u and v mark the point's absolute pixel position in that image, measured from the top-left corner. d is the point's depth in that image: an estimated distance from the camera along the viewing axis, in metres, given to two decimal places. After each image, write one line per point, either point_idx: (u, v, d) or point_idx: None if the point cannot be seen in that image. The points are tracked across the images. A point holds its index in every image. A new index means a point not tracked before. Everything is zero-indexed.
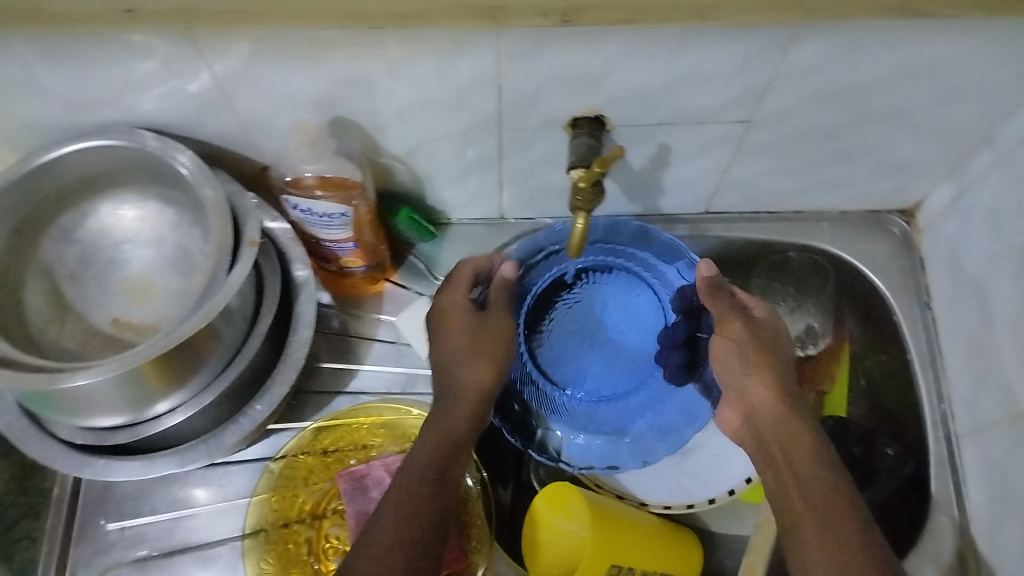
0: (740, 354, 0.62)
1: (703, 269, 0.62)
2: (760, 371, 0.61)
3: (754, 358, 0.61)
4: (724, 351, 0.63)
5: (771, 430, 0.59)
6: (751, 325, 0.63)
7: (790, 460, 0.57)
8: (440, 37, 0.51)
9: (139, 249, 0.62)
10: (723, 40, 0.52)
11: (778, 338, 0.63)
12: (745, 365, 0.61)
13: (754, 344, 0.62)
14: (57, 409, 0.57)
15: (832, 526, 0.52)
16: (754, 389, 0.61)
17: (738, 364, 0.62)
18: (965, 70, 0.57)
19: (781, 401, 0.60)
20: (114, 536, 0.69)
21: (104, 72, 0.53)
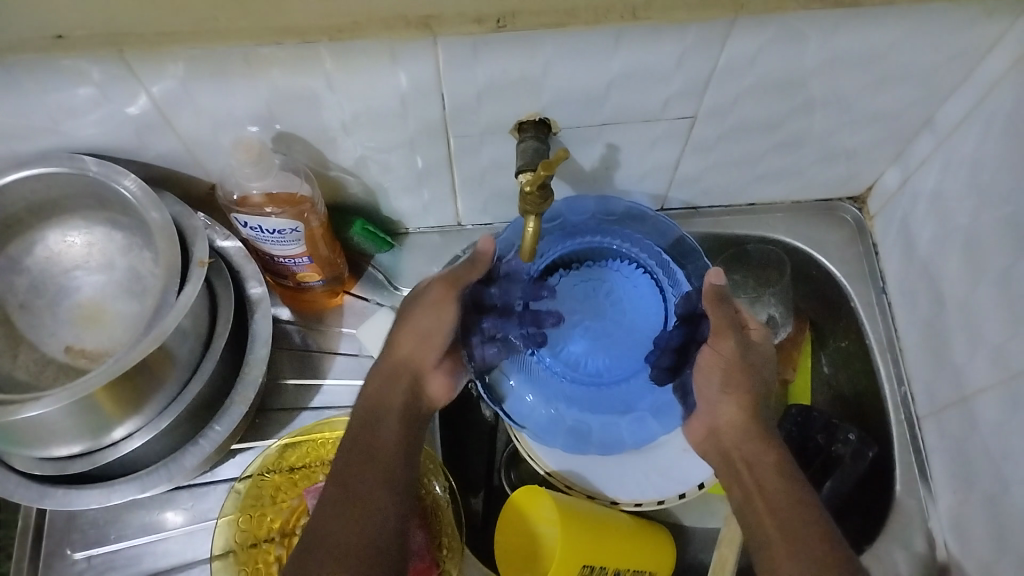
0: (722, 371, 0.63)
1: (715, 277, 0.63)
2: (738, 390, 0.63)
3: (733, 372, 0.63)
4: (710, 366, 0.64)
5: (737, 447, 0.62)
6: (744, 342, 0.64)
7: (757, 478, 0.59)
8: (376, 48, 0.51)
9: (89, 275, 0.62)
10: (657, 38, 0.53)
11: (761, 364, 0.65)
12: (723, 384, 0.63)
13: (741, 360, 0.63)
14: (11, 441, 0.56)
15: (800, 546, 0.54)
16: (726, 407, 0.63)
17: (717, 382, 0.64)
18: (900, 57, 0.57)
19: (753, 416, 0.62)
20: (81, 565, 0.68)
21: (39, 100, 0.53)
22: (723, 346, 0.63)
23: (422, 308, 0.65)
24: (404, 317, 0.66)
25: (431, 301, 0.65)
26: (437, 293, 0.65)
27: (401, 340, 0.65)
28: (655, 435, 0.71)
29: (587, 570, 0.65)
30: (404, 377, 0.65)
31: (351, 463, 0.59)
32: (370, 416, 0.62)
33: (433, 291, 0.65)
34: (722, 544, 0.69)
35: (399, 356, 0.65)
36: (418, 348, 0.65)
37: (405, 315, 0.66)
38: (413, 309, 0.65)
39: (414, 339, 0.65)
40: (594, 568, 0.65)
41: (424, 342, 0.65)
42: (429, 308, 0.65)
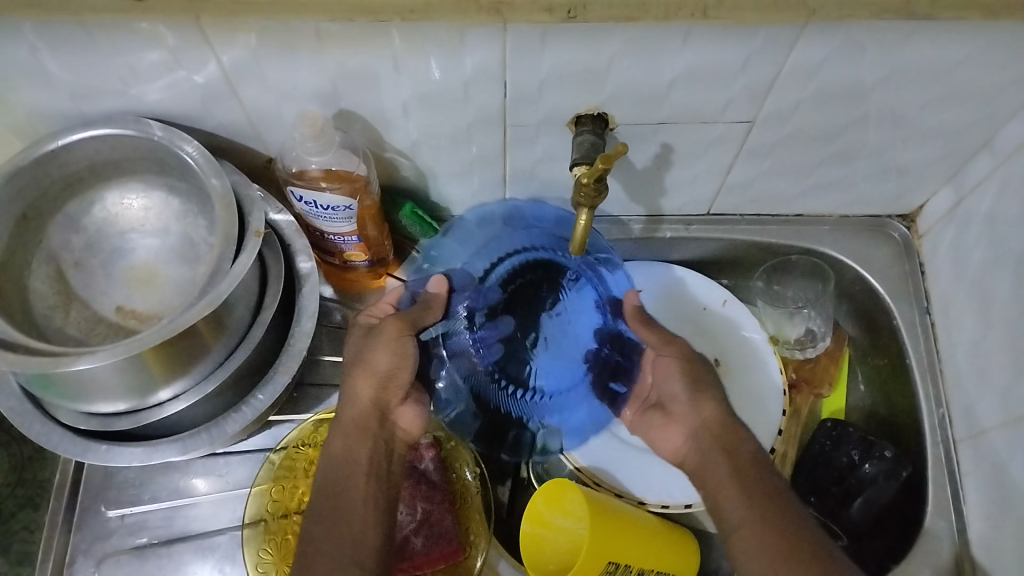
0: (682, 375, 0.67)
1: (631, 299, 0.70)
2: (705, 388, 0.66)
3: (688, 370, 0.67)
4: (669, 370, 0.67)
5: (716, 441, 0.63)
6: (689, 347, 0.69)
7: (738, 467, 0.61)
8: (445, 30, 0.52)
9: (144, 238, 0.63)
10: (725, 39, 0.53)
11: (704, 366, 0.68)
12: (689, 386, 0.66)
13: (691, 358, 0.68)
14: (61, 394, 0.57)
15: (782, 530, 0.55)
16: (703, 407, 0.65)
17: (682, 385, 0.66)
18: (967, 74, 0.57)
19: (727, 414, 0.65)
20: (115, 523, 0.69)
21: (113, 61, 0.54)
22: (674, 350, 0.68)
23: (380, 348, 0.64)
24: (360, 362, 0.65)
25: (387, 339, 0.65)
26: (391, 330, 0.65)
27: (360, 389, 0.64)
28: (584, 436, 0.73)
29: (613, 566, 0.65)
30: (369, 424, 0.64)
31: (327, 500, 0.61)
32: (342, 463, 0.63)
33: (389, 332, 0.65)
34: None
35: (361, 405, 0.64)
36: (380, 391, 0.65)
37: (364, 362, 0.65)
38: (371, 351, 0.64)
39: (375, 383, 0.64)
40: (620, 564, 0.65)
41: (386, 383, 0.64)
42: (387, 349, 0.64)
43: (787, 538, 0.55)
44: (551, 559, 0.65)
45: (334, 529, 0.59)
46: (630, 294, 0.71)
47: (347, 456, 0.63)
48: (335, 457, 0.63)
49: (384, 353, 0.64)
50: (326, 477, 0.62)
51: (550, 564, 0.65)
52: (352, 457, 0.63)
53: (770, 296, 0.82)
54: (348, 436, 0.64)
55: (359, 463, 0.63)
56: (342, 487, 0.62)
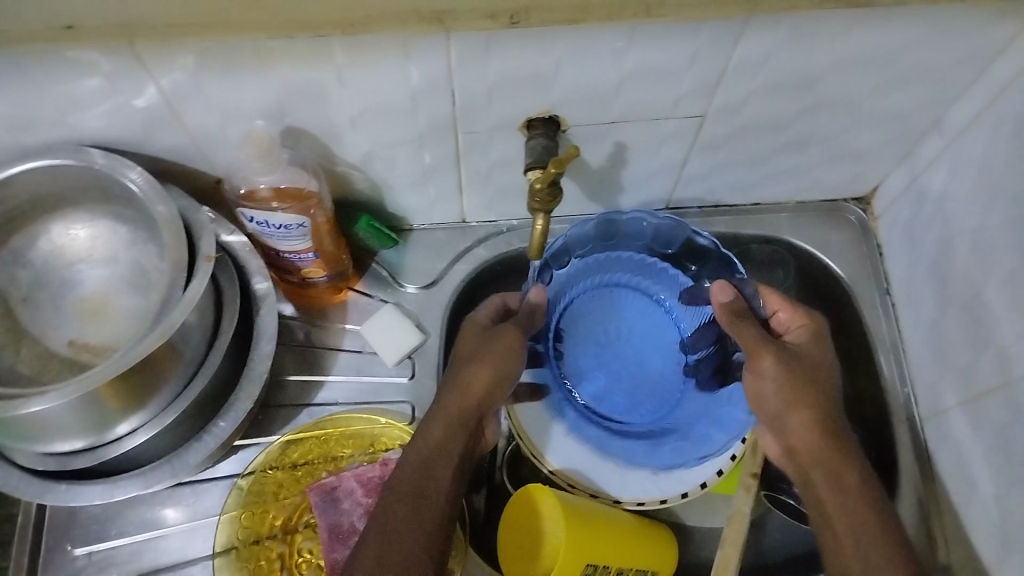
0: (778, 387, 0.62)
1: (720, 295, 0.68)
2: (804, 396, 0.61)
3: (794, 365, 0.62)
4: (762, 381, 0.63)
5: (811, 464, 0.61)
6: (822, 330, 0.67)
7: (831, 490, 0.60)
8: (388, 42, 0.51)
9: (93, 269, 0.61)
10: (670, 36, 0.52)
11: (815, 366, 0.63)
12: (783, 399, 0.61)
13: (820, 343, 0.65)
14: (14, 436, 0.56)
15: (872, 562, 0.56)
16: (793, 422, 0.61)
17: (776, 396, 0.62)
18: (911, 59, 0.57)
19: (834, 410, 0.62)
20: (82, 562, 0.67)
21: (48, 91, 0.52)
22: (770, 366, 0.62)
23: (501, 350, 0.63)
24: (480, 355, 0.63)
25: (507, 343, 0.64)
26: (511, 336, 0.64)
27: (478, 379, 0.62)
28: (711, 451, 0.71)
29: (591, 568, 0.65)
30: (467, 421, 0.61)
31: (410, 492, 0.57)
32: (430, 456, 0.59)
33: (506, 338, 0.64)
34: (725, 544, 0.67)
35: (470, 398, 0.61)
36: (488, 392, 0.62)
37: (488, 356, 0.63)
38: (486, 350, 0.63)
39: (488, 382, 0.62)
40: (597, 566, 0.65)
41: (496, 385, 0.62)
42: (508, 353, 0.63)
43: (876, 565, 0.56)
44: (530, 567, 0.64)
45: (397, 520, 0.56)
46: (718, 288, 0.68)
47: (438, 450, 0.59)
48: (429, 445, 0.60)
49: (501, 355, 0.63)
50: (415, 460, 0.59)
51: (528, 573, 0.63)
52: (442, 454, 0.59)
53: None
54: (446, 428, 0.60)
55: (447, 460, 0.59)
56: (425, 480, 0.58)
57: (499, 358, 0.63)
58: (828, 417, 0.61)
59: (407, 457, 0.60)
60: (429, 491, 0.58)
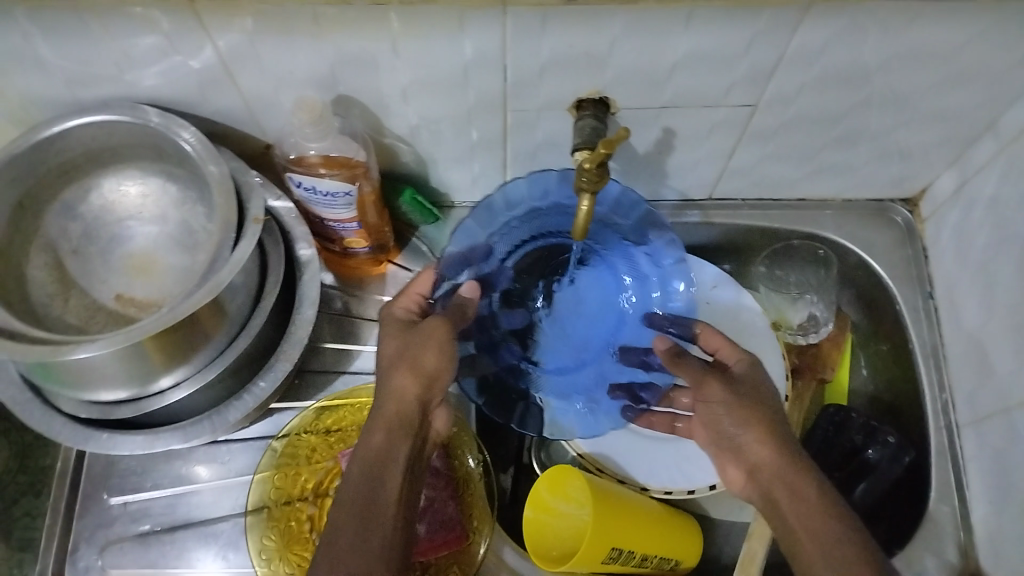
0: (725, 411, 0.60)
1: (660, 345, 0.66)
2: (753, 407, 0.60)
3: (740, 394, 0.61)
4: (712, 408, 0.61)
5: (775, 479, 0.58)
6: (730, 381, 0.62)
7: (786, 485, 0.57)
8: (444, 14, 0.51)
9: (143, 225, 0.63)
10: (726, 22, 0.52)
11: (760, 386, 0.61)
12: (736, 421, 0.60)
13: (722, 407, 0.61)
14: (62, 382, 0.57)
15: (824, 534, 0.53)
16: (751, 448, 0.59)
17: (729, 421, 0.60)
18: (970, 57, 0.56)
19: (781, 444, 0.58)
20: (117, 511, 0.69)
21: (109, 47, 0.53)
22: (711, 391, 0.62)
23: (427, 343, 0.60)
24: (405, 355, 0.60)
25: (436, 339, 0.61)
26: (437, 328, 0.61)
27: (406, 383, 0.59)
28: (569, 427, 0.68)
29: (616, 552, 0.65)
30: (410, 425, 0.59)
31: (359, 496, 0.55)
32: (374, 460, 0.57)
33: (435, 330, 0.61)
34: (750, 538, 0.68)
35: (406, 402, 0.59)
36: (425, 392, 0.59)
37: (410, 355, 0.60)
38: (417, 346, 0.60)
39: (422, 381, 0.59)
40: (623, 551, 0.65)
41: (431, 383, 0.60)
42: (435, 348, 0.60)
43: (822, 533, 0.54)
44: (553, 546, 0.65)
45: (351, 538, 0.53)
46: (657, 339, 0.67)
47: (386, 457, 0.57)
48: (370, 454, 0.57)
49: (433, 349, 0.60)
50: (357, 474, 0.56)
51: (552, 551, 0.65)
52: (382, 457, 0.57)
53: (771, 281, 0.82)
54: (387, 433, 0.58)
55: (394, 465, 0.57)
56: (373, 487, 0.56)
57: (427, 356, 0.60)
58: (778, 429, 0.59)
59: (350, 474, 0.56)
60: (377, 502, 0.55)
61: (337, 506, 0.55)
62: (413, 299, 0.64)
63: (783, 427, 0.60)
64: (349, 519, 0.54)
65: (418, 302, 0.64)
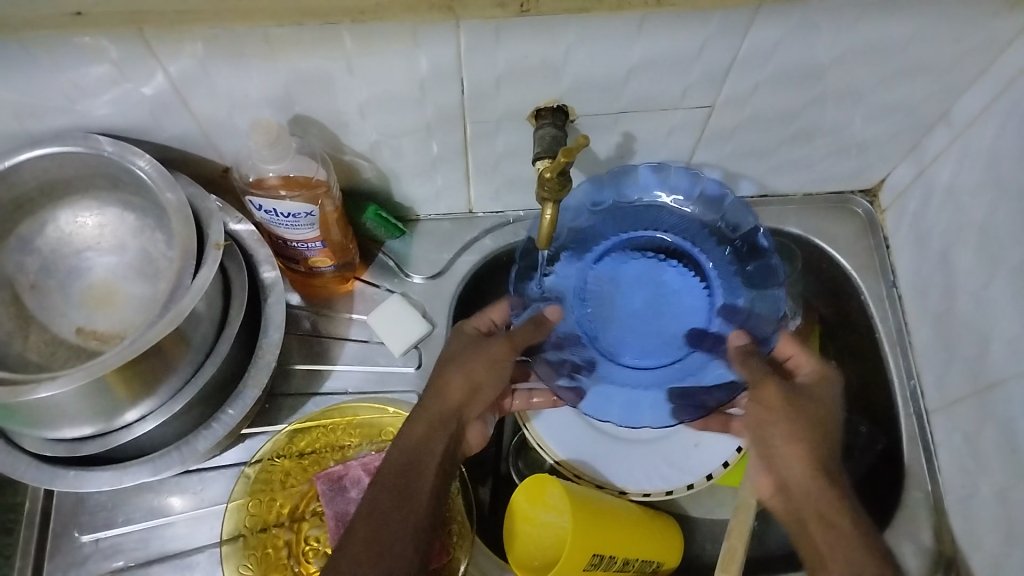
0: (779, 421, 0.64)
1: (736, 340, 0.68)
2: (817, 430, 0.64)
3: (799, 410, 0.64)
4: (766, 411, 0.65)
5: (807, 502, 0.62)
6: (789, 386, 0.66)
7: (822, 516, 0.61)
8: (397, 29, 0.51)
9: (101, 256, 0.61)
10: (679, 26, 0.52)
11: (820, 408, 0.65)
12: (789, 434, 0.63)
13: (771, 416, 0.65)
14: (24, 422, 0.56)
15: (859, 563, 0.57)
16: (793, 463, 0.63)
17: (781, 433, 0.64)
18: (919, 50, 0.57)
19: (823, 470, 0.63)
20: (89, 548, 0.68)
21: (57, 78, 0.52)
22: (768, 394, 0.65)
23: (482, 352, 0.65)
24: (462, 359, 0.65)
25: (491, 356, 0.65)
26: (500, 351, 0.65)
27: (452, 384, 0.63)
28: (643, 422, 0.66)
29: (597, 558, 0.64)
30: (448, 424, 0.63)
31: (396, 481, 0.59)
32: (414, 449, 0.61)
33: (495, 352, 0.65)
34: (731, 536, 0.66)
35: (447, 399, 0.63)
36: (466, 399, 0.64)
37: (469, 360, 0.65)
38: (471, 357, 0.65)
39: (466, 388, 0.64)
40: (604, 556, 0.65)
41: (473, 392, 0.64)
42: (489, 362, 0.65)
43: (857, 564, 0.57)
44: (536, 555, 0.65)
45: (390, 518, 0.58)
46: (732, 334, 0.68)
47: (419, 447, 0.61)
48: (410, 437, 0.61)
49: (486, 365, 0.65)
50: (396, 456, 0.61)
51: (534, 560, 0.65)
52: (421, 445, 0.61)
53: None
54: (427, 426, 0.62)
55: (429, 455, 0.61)
56: (409, 474, 0.60)
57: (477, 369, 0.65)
58: (823, 454, 0.63)
59: (391, 456, 0.61)
60: (413, 487, 0.59)
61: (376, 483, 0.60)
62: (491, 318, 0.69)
63: (830, 451, 0.64)
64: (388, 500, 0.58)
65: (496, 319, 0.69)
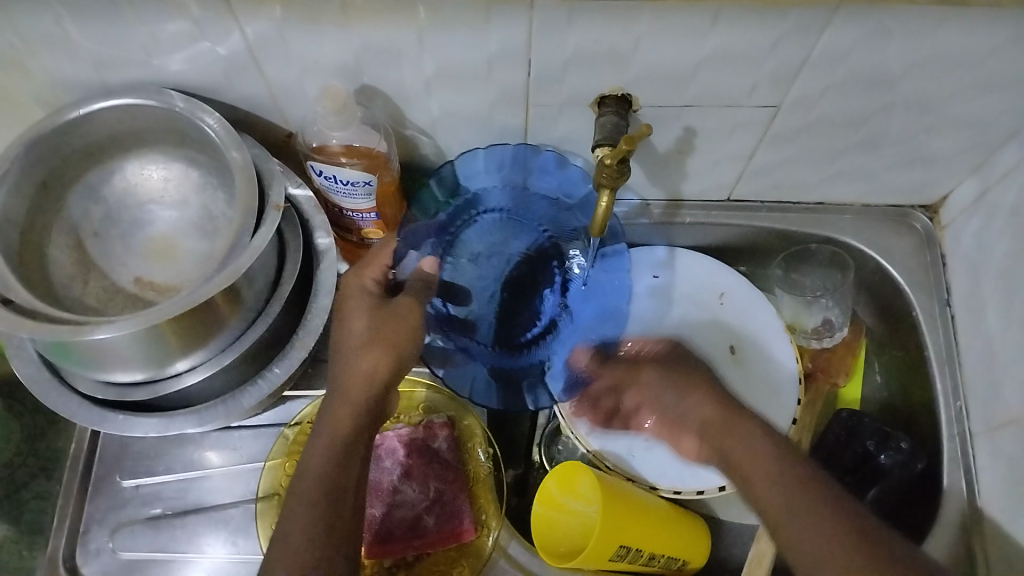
0: (666, 389, 0.68)
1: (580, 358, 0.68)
2: (695, 387, 0.67)
3: (675, 375, 0.68)
4: (657, 389, 0.68)
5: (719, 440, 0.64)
6: (660, 362, 0.70)
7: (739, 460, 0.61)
8: (470, 5, 0.51)
9: (163, 210, 0.63)
10: (752, 21, 0.52)
11: (682, 363, 0.70)
12: (677, 394, 0.67)
13: (658, 389, 0.68)
14: (79, 361, 0.57)
15: (794, 492, 0.57)
16: (693, 410, 0.66)
17: (672, 398, 0.67)
18: (996, 63, 0.56)
19: (724, 405, 0.65)
20: (129, 493, 0.70)
21: (137, 32, 0.54)
22: (646, 377, 0.69)
23: (398, 324, 0.62)
24: (378, 335, 0.61)
25: (411, 321, 0.63)
26: (410, 314, 0.63)
27: (375, 359, 0.60)
28: (489, 395, 0.66)
29: (623, 550, 0.64)
30: (374, 399, 0.60)
31: (331, 473, 0.56)
32: (337, 435, 0.58)
33: (407, 315, 0.63)
34: (760, 542, 0.66)
35: (372, 376, 0.60)
36: (391, 373, 0.61)
37: (386, 339, 0.61)
38: (382, 332, 0.61)
39: (390, 359, 0.61)
40: (629, 549, 0.65)
41: (396, 363, 0.61)
42: (409, 331, 0.63)
43: (795, 503, 0.57)
44: (560, 542, 0.65)
45: (319, 528, 0.54)
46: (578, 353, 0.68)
47: (346, 426, 0.58)
48: (337, 432, 0.58)
49: (405, 333, 0.62)
50: (325, 450, 0.57)
51: (560, 547, 0.65)
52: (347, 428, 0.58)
53: (790, 283, 0.82)
54: (350, 408, 0.59)
55: (360, 437, 0.59)
56: (344, 461, 0.57)
57: (396, 337, 0.62)
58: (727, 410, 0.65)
59: (315, 446, 0.58)
60: (348, 473, 0.57)
61: (303, 476, 0.57)
62: (378, 269, 0.64)
63: (731, 409, 0.65)
64: (316, 507, 0.55)
65: (380, 273, 0.65)
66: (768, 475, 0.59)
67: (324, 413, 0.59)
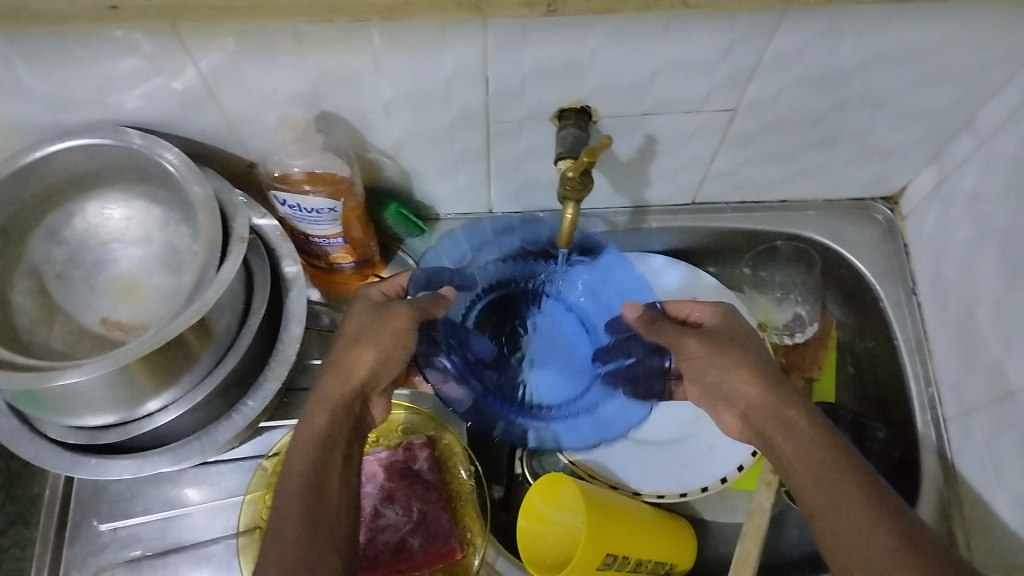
0: (710, 367, 0.61)
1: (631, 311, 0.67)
2: (734, 365, 0.61)
3: (721, 349, 0.62)
4: (700, 366, 0.62)
5: (765, 423, 0.59)
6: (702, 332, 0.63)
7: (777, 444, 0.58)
8: (424, 28, 0.51)
9: (126, 248, 0.62)
10: (704, 28, 0.53)
11: (733, 338, 0.63)
12: (720, 372, 0.61)
13: (705, 363, 0.62)
14: (48, 409, 0.57)
15: (832, 477, 0.53)
16: (738, 389, 0.61)
17: (715, 374, 0.61)
18: (944, 56, 0.57)
19: (771, 389, 0.60)
20: (108, 537, 0.68)
21: (89, 72, 0.53)
22: (689, 347, 0.62)
23: (383, 325, 0.61)
24: (364, 337, 0.60)
25: (395, 326, 0.61)
26: (399, 318, 0.61)
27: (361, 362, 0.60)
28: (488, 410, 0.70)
29: (610, 558, 0.64)
30: (354, 404, 0.59)
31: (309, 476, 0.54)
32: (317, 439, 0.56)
33: (400, 319, 0.61)
34: (745, 540, 0.65)
35: (356, 379, 0.59)
36: (373, 377, 0.60)
37: (374, 339, 0.60)
38: (369, 336, 0.60)
39: (375, 360, 0.60)
40: (617, 557, 0.65)
41: (382, 365, 0.60)
42: (395, 333, 0.61)
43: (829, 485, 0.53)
44: (549, 554, 0.64)
45: (299, 535, 0.51)
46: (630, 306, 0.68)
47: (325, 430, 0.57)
48: (315, 435, 0.57)
49: (388, 335, 0.61)
50: (304, 452, 0.56)
51: (547, 559, 0.64)
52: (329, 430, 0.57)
53: (759, 283, 0.82)
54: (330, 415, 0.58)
55: (340, 440, 0.57)
56: (324, 466, 0.55)
57: (383, 339, 0.60)
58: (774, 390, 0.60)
59: (294, 449, 0.56)
60: (327, 479, 0.55)
61: (282, 483, 0.55)
62: (391, 288, 0.65)
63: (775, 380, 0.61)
64: (296, 510, 0.52)
65: (394, 290, 0.65)
66: (803, 457, 0.56)
67: (305, 419, 0.58)
